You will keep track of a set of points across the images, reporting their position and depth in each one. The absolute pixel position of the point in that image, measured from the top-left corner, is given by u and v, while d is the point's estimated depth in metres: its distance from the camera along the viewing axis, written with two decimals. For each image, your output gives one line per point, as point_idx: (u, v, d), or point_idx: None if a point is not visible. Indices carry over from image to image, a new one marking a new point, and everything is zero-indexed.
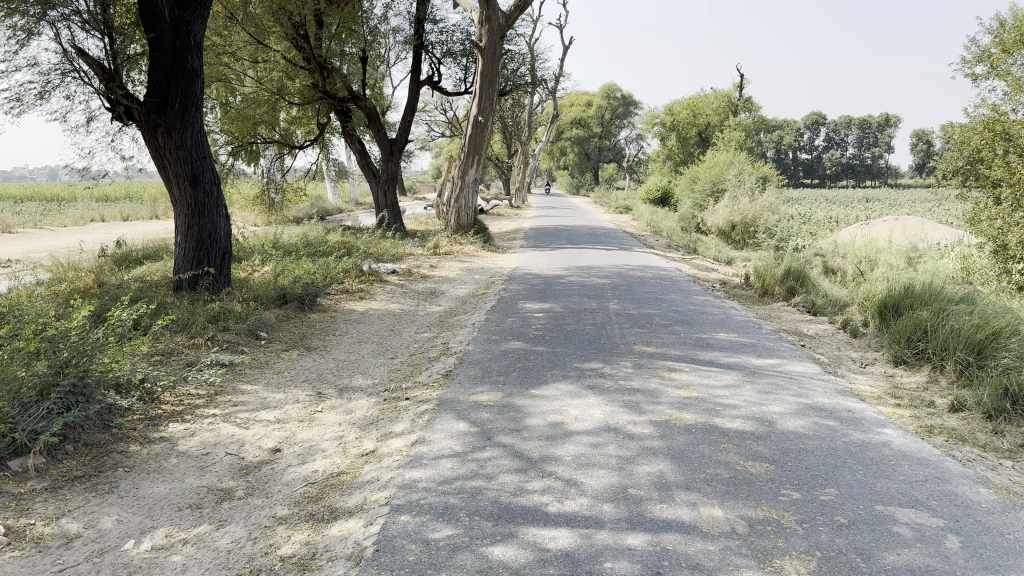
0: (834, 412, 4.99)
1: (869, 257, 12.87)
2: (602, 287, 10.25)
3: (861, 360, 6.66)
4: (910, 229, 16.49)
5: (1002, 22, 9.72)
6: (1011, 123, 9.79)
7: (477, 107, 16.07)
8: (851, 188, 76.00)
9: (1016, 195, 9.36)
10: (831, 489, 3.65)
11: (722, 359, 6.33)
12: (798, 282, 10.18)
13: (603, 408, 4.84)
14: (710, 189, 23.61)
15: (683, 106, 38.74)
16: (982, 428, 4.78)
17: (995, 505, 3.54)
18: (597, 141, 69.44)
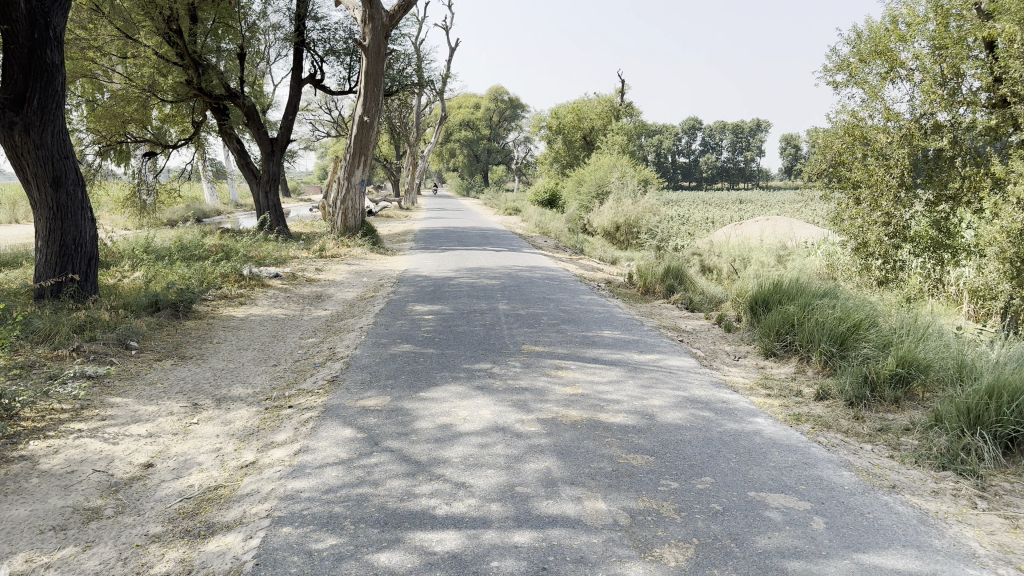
0: (710, 404, 5.19)
1: (742, 255, 13.50)
2: (490, 288, 10.30)
3: (735, 353, 6.97)
4: (780, 229, 17.36)
5: (858, 33, 10.27)
6: (869, 128, 10.13)
7: (361, 107, 15.80)
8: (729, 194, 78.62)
9: (873, 196, 10.00)
10: (707, 477, 3.79)
11: (607, 356, 6.47)
12: (676, 280, 10.55)
13: (491, 408, 4.86)
14: (594, 192, 24.14)
15: (567, 110, 39.48)
16: (845, 414, 5.10)
17: (856, 487, 3.77)
18: (485, 143, 69.80)
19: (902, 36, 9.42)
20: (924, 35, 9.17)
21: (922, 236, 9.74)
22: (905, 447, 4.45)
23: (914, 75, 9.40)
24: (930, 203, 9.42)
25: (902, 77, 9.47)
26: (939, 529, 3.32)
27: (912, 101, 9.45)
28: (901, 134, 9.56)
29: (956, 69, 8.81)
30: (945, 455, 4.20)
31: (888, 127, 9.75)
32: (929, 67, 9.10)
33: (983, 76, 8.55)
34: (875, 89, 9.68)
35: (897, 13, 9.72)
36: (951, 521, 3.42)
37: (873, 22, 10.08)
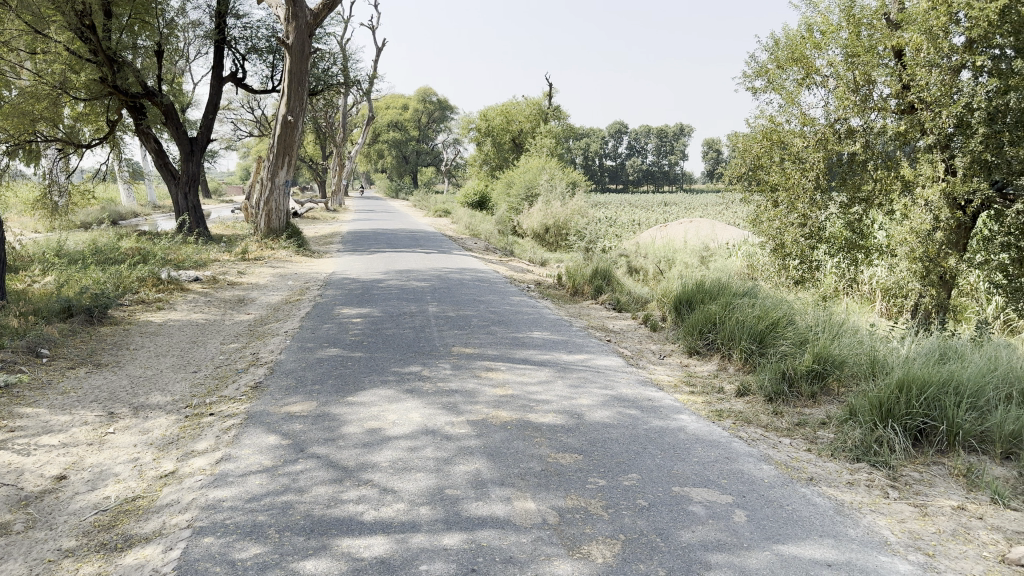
0: (637, 402, 5.28)
1: (667, 256, 13.80)
2: (419, 290, 10.25)
3: (660, 352, 7.11)
4: (703, 230, 17.78)
5: (776, 40, 10.60)
6: (786, 133, 10.47)
7: (285, 106, 15.50)
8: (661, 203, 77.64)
9: (790, 199, 10.33)
10: (633, 474, 3.85)
11: (536, 357, 6.52)
12: (604, 280, 10.70)
13: (420, 411, 4.84)
14: (524, 194, 24.26)
15: (496, 112, 39.57)
16: (764, 409, 5.26)
17: (775, 480, 3.90)
18: (413, 145, 69.39)
19: (817, 43, 9.76)
20: (837, 43, 9.51)
21: (836, 237, 10.11)
22: (821, 440, 4.62)
23: (828, 81, 9.75)
24: (843, 205, 9.79)
25: (817, 83, 9.81)
26: (854, 518, 3.46)
27: (827, 107, 9.80)
28: (816, 138, 9.90)
29: (866, 77, 9.17)
30: (859, 448, 4.38)
31: (805, 132, 10.08)
32: (843, 74, 9.44)
33: (893, 83, 8.92)
34: (792, 94, 9.99)
35: (812, 22, 10.07)
36: (865, 510, 3.56)
37: (790, 30, 10.42)
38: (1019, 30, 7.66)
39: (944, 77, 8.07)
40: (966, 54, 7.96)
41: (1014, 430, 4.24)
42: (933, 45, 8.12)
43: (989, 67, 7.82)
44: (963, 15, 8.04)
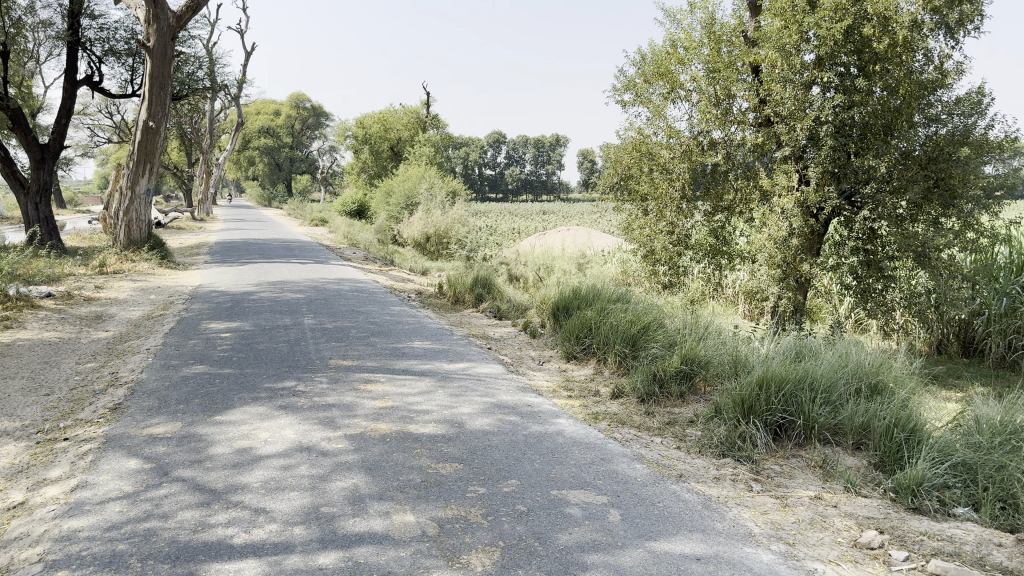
0: (516, 408, 5.33)
1: (546, 264, 14.03)
2: (294, 302, 9.98)
3: (539, 358, 7.21)
4: (580, 239, 18.20)
5: (642, 55, 10.99)
6: (654, 144, 10.81)
7: (146, 112, 14.76)
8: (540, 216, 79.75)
9: (659, 208, 10.70)
10: (513, 480, 3.88)
11: (415, 367, 6.47)
12: (484, 289, 10.76)
13: (294, 428, 4.70)
14: (403, 203, 24.08)
15: (373, 120, 39.12)
16: (637, 410, 5.44)
17: (648, 478, 4.02)
18: (287, 152, 67.63)
19: (681, 59, 10.18)
20: (699, 59, 9.95)
21: (702, 244, 10.55)
22: (690, 438, 4.82)
23: (691, 95, 10.18)
24: (708, 214, 10.23)
25: (682, 97, 10.23)
26: (721, 512, 3.61)
27: (691, 120, 10.21)
28: (681, 150, 10.27)
29: (727, 91, 9.62)
30: (724, 444, 4.60)
31: (671, 143, 10.46)
32: (705, 88, 9.86)
33: (751, 97, 9.42)
34: (659, 108, 10.38)
35: (675, 38, 10.50)
36: (731, 504, 3.73)
37: (655, 45, 10.82)
38: (861, 50, 8.30)
39: (797, 92, 8.58)
40: (815, 71, 8.50)
41: (863, 421, 4.58)
42: (786, 62, 8.62)
43: (836, 84, 8.40)
44: (813, 35, 8.62)
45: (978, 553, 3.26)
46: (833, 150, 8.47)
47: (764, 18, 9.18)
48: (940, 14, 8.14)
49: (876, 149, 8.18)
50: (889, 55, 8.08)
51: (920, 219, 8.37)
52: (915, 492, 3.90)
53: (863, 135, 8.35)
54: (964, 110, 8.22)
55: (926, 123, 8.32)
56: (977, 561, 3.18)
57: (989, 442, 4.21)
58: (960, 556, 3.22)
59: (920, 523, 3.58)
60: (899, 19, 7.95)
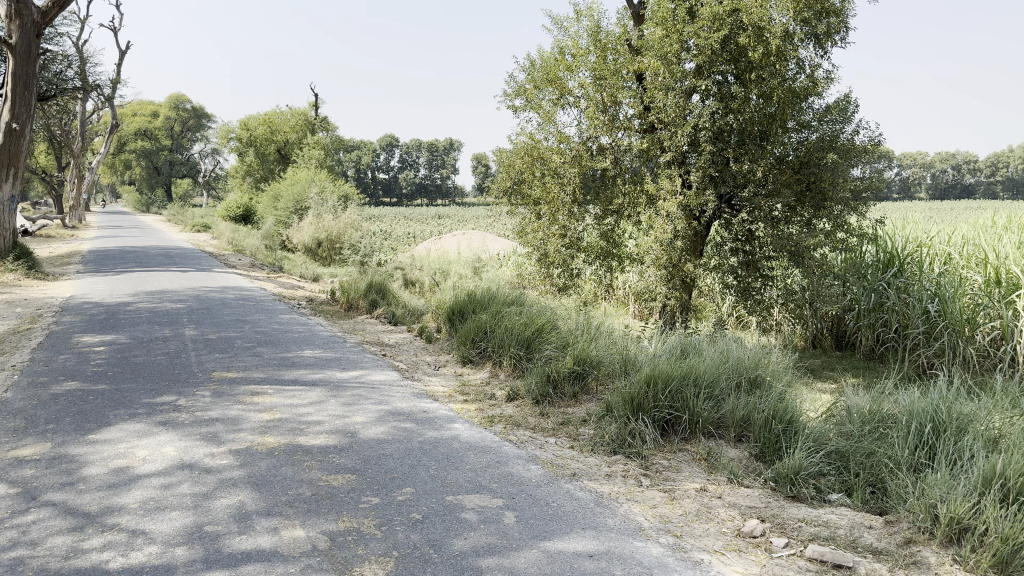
0: (411, 415, 5.28)
1: (441, 269, 13.98)
2: (176, 312, 9.56)
3: (435, 362, 7.18)
4: (475, 242, 18.23)
5: (531, 61, 11.12)
6: (545, 150, 10.76)
7: (9, 113, 13.83)
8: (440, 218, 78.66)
9: (552, 212, 10.75)
10: (407, 488, 3.84)
11: (306, 377, 6.31)
12: (379, 294, 10.61)
13: (176, 444, 4.50)
14: (292, 207, 23.47)
15: (258, 121, 38.01)
16: (533, 412, 5.50)
17: (542, 479, 4.06)
18: (167, 155, 64.87)
19: (569, 66, 10.35)
20: (586, 66, 10.16)
21: (594, 247, 10.73)
22: (583, 437, 4.90)
23: (580, 101, 10.36)
24: (598, 217, 10.43)
25: (571, 103, 10.41)
26: (613, 508, 3.69)
27: (580, 125, 10.36)
28: (571, 154, 10.34)
29: (613, 98, 9.84)
30: (615, 441, 4.71)
31: (561, 148, 10.55)
32: (592, 95, 10.03)
33: (636, 104, 9.68)
34: (549, 113, 10.54)
35: (563, 45, 10.68)
36: (622, 500, 3.82)
37: (544, 52, 10.96)
38: (737, 59, 8.68)
39: (678, 99, 8.86)
40: (695, 79, 8.79)
41: (744, 414, 4.78)
42: (668, 70, 8.88)
43: (715, 91, 8.75)
44: (692, 45, 8.91)
45: (851, 535, 3.46)
46: (712, 155, 8.80)
47: (647, 27, 9.45)
48: (809, 26, 8.60)
49: (752, 154, 8.58)
50: (763, 63, 8.45)
51: (794, 220, 8.83)
52: (793, 481, 4.10)
53: (741, 140, 8.74)
54: (833, 118, 8.72)
55: (799, 129, 8.78)
56: (850, 543, 3.38)
57: (860, 430, 4.48)
58: (834, 540, 3.41)
59: (798, 510, 3.75)
60: (772, 30, 8.33)
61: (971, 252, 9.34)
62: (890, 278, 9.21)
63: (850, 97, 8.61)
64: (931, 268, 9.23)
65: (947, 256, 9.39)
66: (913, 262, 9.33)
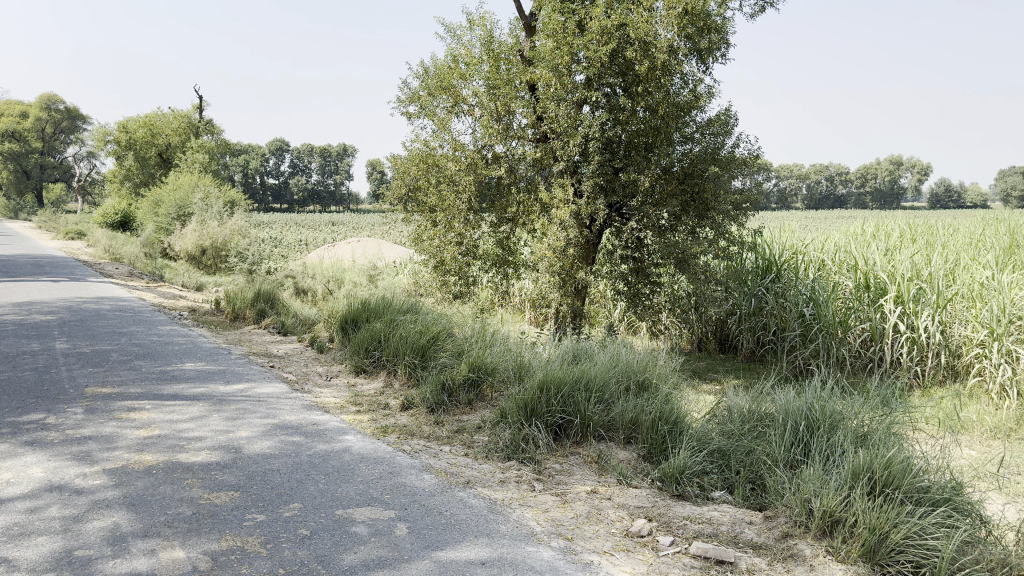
0: (300, 428, 5.15)
1: (335, 277, 13.74)
2: (45, 325, 9.00)
3: (326, 373, 7.04)
4: (369, 250, 18.01)
5: (425, 68, 11.06)
6: (441, 157, 10.53)
7: None
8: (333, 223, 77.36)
9: (447, 219, 10.49)
10: (295, 503, 3.74)
11: (188, 391, 6.07)
12: (268, 303, 10.31)
13: (44, 465, 4.24)
14: (174, 214, 22.52)
15: (138, 123, 36.36)
16: (427, 420, 5.47)
17: (435, 488, 4.03)
18: (37, 158, 61.10)
19: (462, 74, 10.36)
20: (479, 74, 10.19)
21: (489, 254, 10.74)
22: (477, 444, 4.91)
23: (473, 110, 10.37)
24: (494, 225, 10.49)
25: (465, 111, 10.42)
26: (505, 514, 3.71)
27: (474, 133, 10.31)
28: (466, 163, 10.20)
29: (506, 108, 9.90)
30: (509, 447, 4.74)
31: (456, 156, 10.38)
32: (485, 103, 10.04)
33: (528, 114, 9.81)
34: (443, 121, 10.52)
35: (456, 53, 10.69)
36: (514, 506, 3.84)
37: (437, 60, 10.94)
38: (625, 72, 8.93)
39: (569, 110, 9.01)
40: (585, 91, 8.95)
41: (633, 417, 4.93)
42: (559, 81, 8.97)
43: (604, 103, 8.96)
44: (582, 58, 9.09)
45: (733, 531, 3.60)
46: (602, 165, 9.02)
47: (538, 38, 9.58)
48: (692, 42, 8.94)
49: (639, 164, 8.84)
50: (649, 77, 8.74)
51: (680, 229, 9.16)
52: (678, 480, 4.24)
53: (629, 151, 9.00)
54: (714, 130, 9.10)
55: (683, 141, 9.11)
56: (731, 539, 3.51)
57: (740, 429, 4.67)
58: (717, 536, 3.53)
59: (683, 509, 3.87)
60: (657, 45, 8.60)
61: (842, 258, 9.93)
62: (769, 284, 9.67)
63: (730, 111, 9.00)
64: (806, 274, 9.74)
65: (821, 262, 9.91)
66: (790, 268, 9.81)
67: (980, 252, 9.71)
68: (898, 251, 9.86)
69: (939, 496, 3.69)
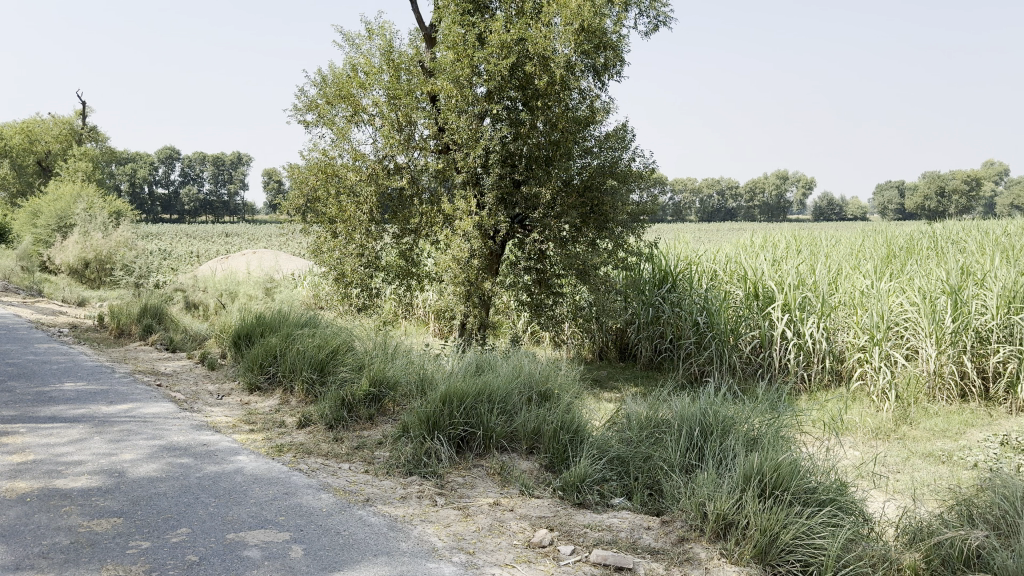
0: (189, 449, 4.94)
1: (229, 290, 13.29)
2: None
3: (218, 392, 6.78)
4: (266, 262, 17.54)
5: (323, 76, 10.87)
6: (340, 167, 10.33)
7: None
8: (229, 236, 74.95)
9: (347, 230, 10.28)
10: (182, 528, 3.58)
11: (68, 413, 5.74)
12: (155, 319, 9.86)
13: None
14: (55, 225, 21.35)
15: (14, 130, 34.29)
16: (325, 437, 5.34)
17: (333, 508, 3.94)
18: None
19: (362, 83, 10.22)
20: (379, 84, 10.08)
21: (392, 266, 10.60)
22: (378, 460, 4.83)
23: (374, 120, 10.24)
24: (396, 236, 10.35)
25: (365, 121, 10.29)
26: (406, 531, 3.65)
27: (374, 143, 10.16)
28: (367, 173, 10.00)
29: (407, 118, 9.82)
30: (410, 462, 4.68)
31: (356, 166, 10.19)
32: (386, 113, 9.91)
33: (430, 125, 9.79)
34: (342, 130, 10.35)
35: (355, 62, 10.55)
36: (416, 522, 3.79)
37: (335, 69, 10.76)
38: (525, 86, 8.97)
39: (471, 122, 9.02)
40: (486, 104, 8.97)
41: (534, 427, 4.97)
42: (460, 93, 8.97)
43: (504, 116, 8.99)
44: (483, 70, 9.08)
45: (631, 538, 3.65)
46: (503, 177, 9.07)
47: (438, 49, 9.56)
48: (590, 58, 9.14)
49: (540, 177, 8.95)
50: (548, 92, 8.87)
51: (580, 241, 9.31)
52: (579, 488, 4.28)
53: (530, 164, 9.09)
54: (612, 145, 9.33)
55: (582, 155, 9.27)
56: (630, 545, 3.56)
57: (638, 436, 4.77)
58: (617, 543, 3.58)
59: (584, 517, 3.92)
60: (556, 60, 8.74)
61: (734, 268, 10.30)
62: (666, 293, 9.93)
63: (627, 127, 9.25)
64: (700, 283, 10.05)
65: (714, 272, 10.25)
66: (685, 278, 10.10)
67: (859, 262, 10.27)
68: (785, 262, 10.32)
69: (824, 496, 3.85)
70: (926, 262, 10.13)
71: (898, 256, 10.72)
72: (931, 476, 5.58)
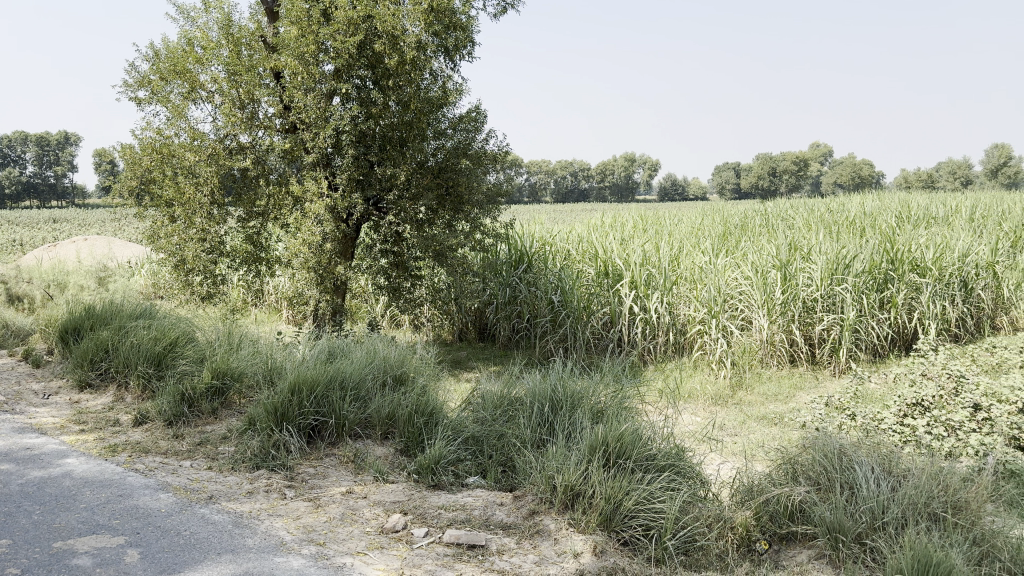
0: (9, 455, 4.57)
1: (57, 280, 12.29)
2: None
3: (44, 391, 6.31)
4: (98, 250, 16.47)
5: (155, 50, 10.22)
6: (177, 146, 9.77)
7: None
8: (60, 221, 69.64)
9: (187, 214, 9.75)
10: (2, 541, 3.32)
11: None
12: None
13: None
14: None
15: None
16: (165, 435, 5.09)
17: (174, 507, 3.77)
18: None
19: (199, 58, 9.68)
20: (218, 59, 9.60)
21: (239, 251, 10.16)
22: (223, 455, 4.65)
23: (213, 97, 9.76)
24: (241, 220, 9.91)
25: (203, 98, 9.79)
26: (253, 527, 3.55)
27: (214, 122, 9.68)
28: (207, 153, 9.55)
29: (250, 95, 9.41)
30: (258, 455, 4.54)
31: (194, 145, 9.68)
32: (226, 91, 9.45)
33: (274, 102, 9.43)
34: (178, 108, 9.79)
35: (191, 36, 9.99)
36: (263, 516, 3.70)
37: (169, 42, 10.13)
38: (374, 64, 8.89)
39: (319, 101, 8.78)
40: (334, 82, 8.78)
41: (389, 412, 4.95)
42: (306, 70, 8.73)
43: (354, 95, 8.84)
44: (329, 47, 8.87)
45: (484, 515, 3.71)
46: (356, 159, 8.91)
47: (280, 25, 9.21)
48: (440, 38, 9.11)
49: (394, 159, 8.87)
50: (399, 71, 8.77)
51: (436, 222, 9.28)
52: (434, 470, 4.30)
53: (383, 145, 8.99)
54: (465, 127, 9.36)
55: (436, 136, 9.24)
56: (483, 522, 3.63)
57: (492, 415, 4.86)
58: (470, 521, 3.64)
59: (438, 498, 3.95)
60: (406, 39, 8.66)
61: (586, 247, 10.61)
62: (521, 274, 10.09)
63: (479, 109, 9.28)
64: (554, 262, 10.29)
65: (566, 252, 10.49)
66: (539, 258, 10.27)
67: (699, 239, 10.83)
68: (631, 241, 10.73)
69: (663, 463, 4.08)
70: (758, 238, 10.81)
71: (733, 234, 11.40)
72: (764, 437, 6.00)
